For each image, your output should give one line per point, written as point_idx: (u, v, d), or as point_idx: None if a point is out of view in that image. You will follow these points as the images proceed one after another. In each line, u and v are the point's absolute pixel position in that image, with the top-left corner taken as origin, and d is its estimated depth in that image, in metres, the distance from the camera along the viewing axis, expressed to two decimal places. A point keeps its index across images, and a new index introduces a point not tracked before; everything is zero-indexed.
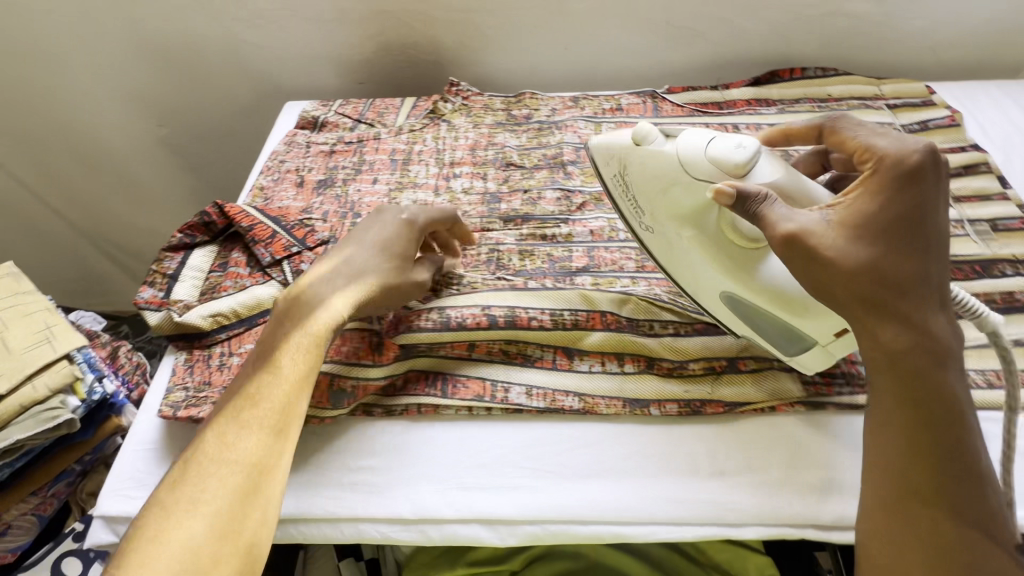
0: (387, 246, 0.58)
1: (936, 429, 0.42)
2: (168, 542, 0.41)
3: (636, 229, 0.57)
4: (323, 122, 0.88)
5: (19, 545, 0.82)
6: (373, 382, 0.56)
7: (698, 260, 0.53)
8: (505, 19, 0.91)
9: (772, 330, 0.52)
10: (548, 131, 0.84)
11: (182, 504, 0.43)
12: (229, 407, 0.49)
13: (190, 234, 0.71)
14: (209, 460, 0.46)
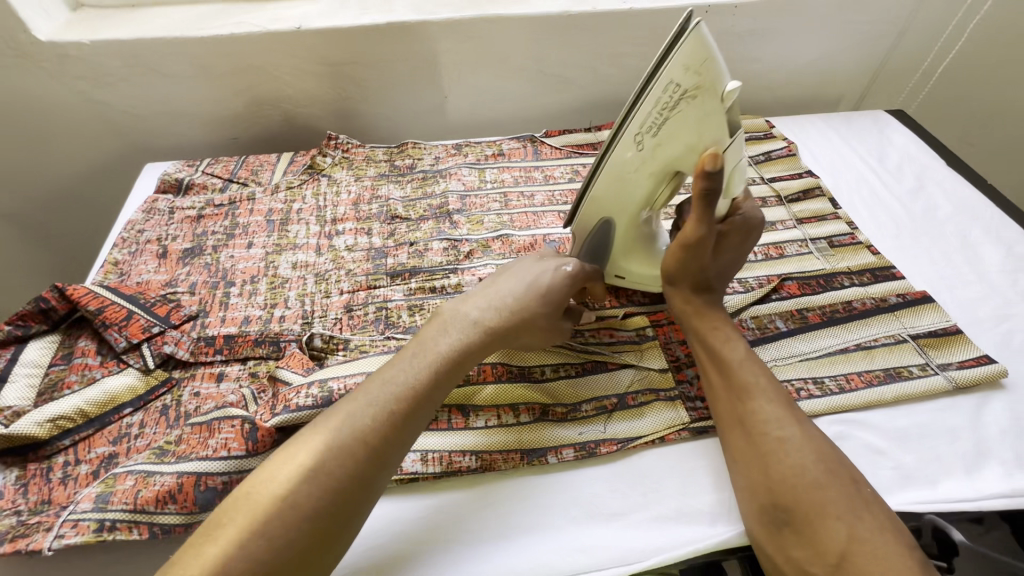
0: (550, 292, 0.57)
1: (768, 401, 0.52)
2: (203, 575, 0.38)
3: (631, 136, 0.54)
4: (188, 184, 0.81)
5: None
6: (247, 473, 0.50)
7: (644, 182, 0.58)
8: (382, 72, 0.92)
9: (606, 249, 0.64)
10: (433, 180, 0.84)
11: (251, 515, 0.40)
12: (335, 409, 0.46)
13: (23, 324, 0.62)
14: (281, 491, 0.41)
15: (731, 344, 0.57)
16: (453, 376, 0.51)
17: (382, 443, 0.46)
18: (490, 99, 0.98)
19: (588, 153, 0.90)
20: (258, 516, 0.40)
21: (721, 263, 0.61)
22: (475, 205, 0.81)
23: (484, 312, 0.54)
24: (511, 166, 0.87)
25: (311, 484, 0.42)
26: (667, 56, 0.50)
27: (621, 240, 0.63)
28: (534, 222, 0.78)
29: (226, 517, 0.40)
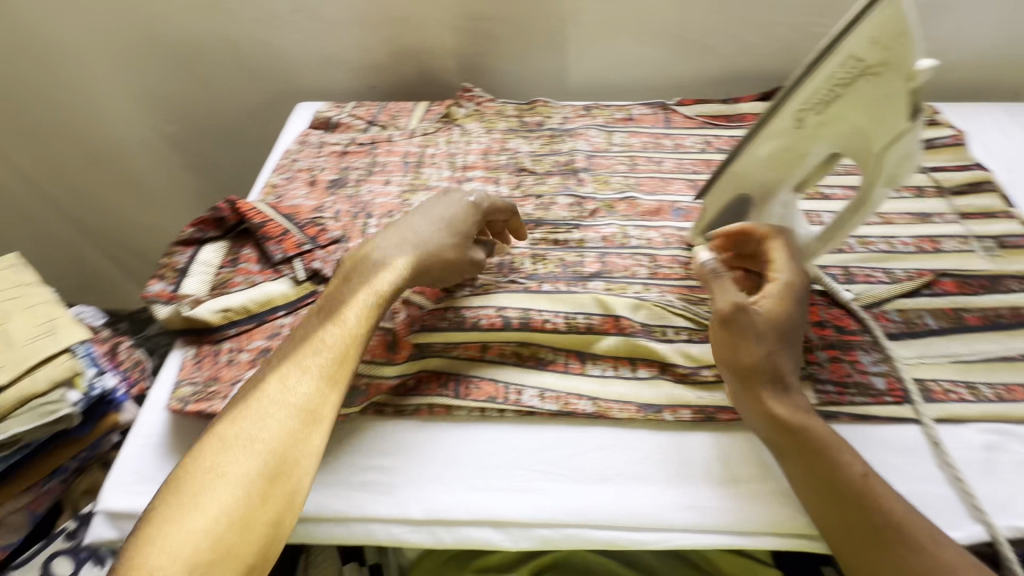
0: (455, 223, 0.61)
1: (812, 432, 0.48)
2: (193, 535, 0.40)
3: (791, 109, 0.53)
4: (336, 122, 0.88)
5: (7, 544, 0.78)
6: (385, 380, 0.56)
7: (792, 163, 0.55)
8: (520, 28, 0.93)
9: (736, 226, 0.62)
10: (561, 138, 0.85)
11: (197, 489, 0.42)
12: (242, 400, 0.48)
13: (202, 229, 0.71)
14: (224, 456, 0.44)
15: (766, 372, 0.51)
16: (356, 341, 0.52)
17: (310, 398, 0.48)
18: (622, 63, 0.97)
19: (723, 124, 0.86)
20: (209, 480, 0.43)
21: (771, 295, 0.54)
22: (601, 166, 0.80)
23: (376, 253, 0.57)
24: (640, 131, 0.85)
25: (257, 436, 0.45)
26: (851, 29, 0.46)
27: (754, 218, 0.60)
28: (661, 188, 0.77)
29: (172, 494, 0.42)
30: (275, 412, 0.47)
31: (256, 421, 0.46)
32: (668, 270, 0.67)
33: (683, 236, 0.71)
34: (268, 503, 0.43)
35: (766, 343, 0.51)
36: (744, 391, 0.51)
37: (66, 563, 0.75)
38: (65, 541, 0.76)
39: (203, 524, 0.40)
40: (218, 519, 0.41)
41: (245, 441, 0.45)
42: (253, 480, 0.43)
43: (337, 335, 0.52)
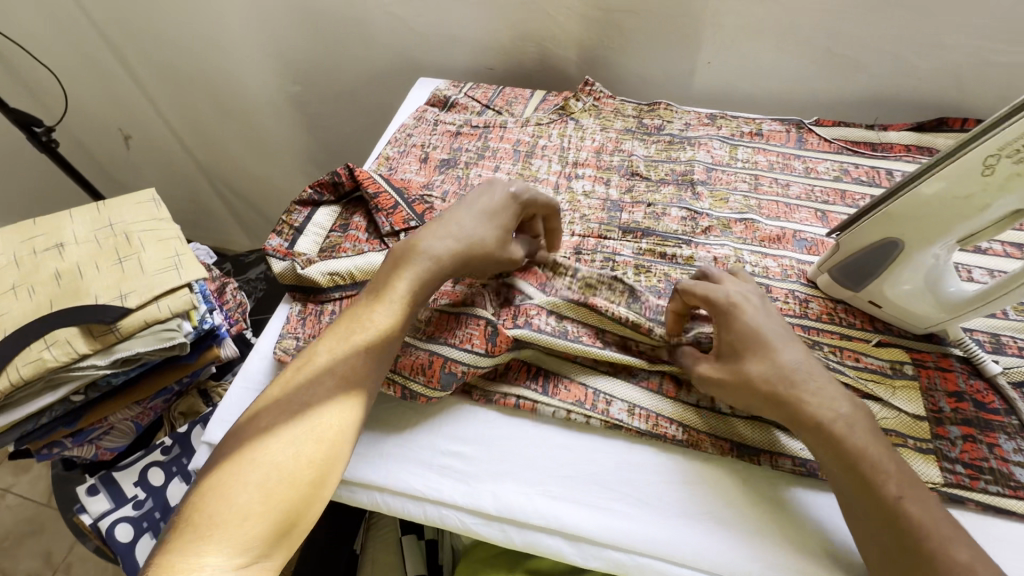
0: (497, 216, 0.58)
1: (900, 510, 0.42)
2: (247, 492, 0.42)
3: (975, 155, 0.46)
4: (453, 102, 0.89)
5: (116, 446, 0.89)
6: (480, 369, 0.56)
7: (959, 214, 0.49)
8: (651, 25, 0.88)
9: (871, 269, 0.57)
10: (680, 146, 0.80)
11: (253, 453, 0.44)
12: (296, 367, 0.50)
13: (319, 191, 0.73)
14: (275, 420, 0.46)
15: (827, 430, 0.46)
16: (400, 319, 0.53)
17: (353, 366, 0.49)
18: (757, 72, 0.90)
19: (865, 152, 0.78)
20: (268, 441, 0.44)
21: (736, 347, 0.51)
22: (721, 181, 0.75)
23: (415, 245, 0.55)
24: (768, 148, 0.79)
25: (306, 398, 0.47)
26: None
27: (896, 265, 0.55)
28: (785, 214, 0.71)
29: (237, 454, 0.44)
30: (335, 382, 0.48)
31: (319, 387, 0.48)
32: (783, 305, 0.62)
33: (804, 270, 0.65)
34: (323, 464, 0.45)
35: (759, 399, 0.49)
36: (821, 446, 0.47)
37: (160, 474, 0.86)
38: (162, 454, 0.87)
39: (256, 484, 0.42)
40: (271, 480, 0.42)
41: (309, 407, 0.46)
42: (309, 444, 0.45)
43: (384, 309, 0.52)
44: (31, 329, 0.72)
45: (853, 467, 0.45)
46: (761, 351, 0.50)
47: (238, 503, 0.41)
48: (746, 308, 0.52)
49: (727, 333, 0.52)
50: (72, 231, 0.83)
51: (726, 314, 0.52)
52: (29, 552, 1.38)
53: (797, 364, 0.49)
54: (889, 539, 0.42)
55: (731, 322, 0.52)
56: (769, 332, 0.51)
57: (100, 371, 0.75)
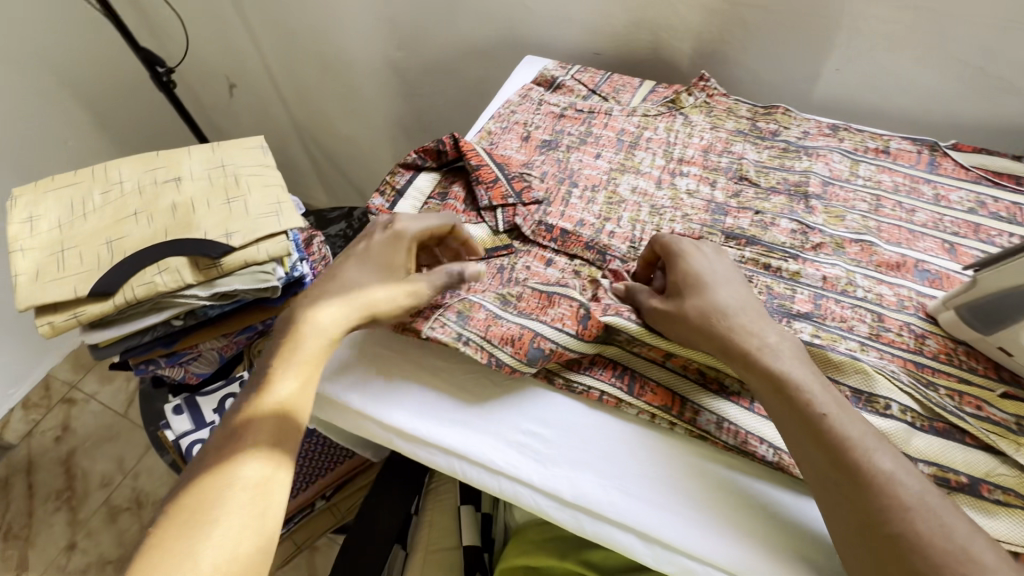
0: (379, 253, 0.60)
1: (864, 470, 0.43)
2: (234, 510, 0.42)
3: None
4: (560, 84, 0.88)
5: (202, 372, 0.95)
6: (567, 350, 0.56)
7: None
8: (780, 23, 0.83)
9: (1005, 317, 0.52)
10: (795, 154, 0.76)
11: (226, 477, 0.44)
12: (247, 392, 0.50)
13: (423, 157, 0.74)
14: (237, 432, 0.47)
15: (787, 385, 0.48)
16: (315, 367, 0.52)
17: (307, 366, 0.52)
18: (891, 84, 0.83)
19: (1007, 185, 0.71)
20: (196, 539, 0.40)
21: (676, 281, 0.56)
22: (838, 197, 0.71)
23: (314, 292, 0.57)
24: (894, 169, 0.73)
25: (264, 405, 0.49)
26: None
27: None
28: (907, 241, 0.66)
29: (155, 558, 0.39)
30: (259, 449, 0.46)
31: (235, 458, 0.45)
32: (895, 337, 0.58)
33: (924, 304, 0.61)
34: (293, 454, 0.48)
35: (698, 332, 0.52)
36: (776, 399, 0.48)
37: None
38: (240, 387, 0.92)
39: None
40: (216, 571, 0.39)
41: (228, 481, 0.44)
42: (248, 515, 0.43)
43: (293, 360, 0.51)
44: (147, 253, 0.77)
45: (814, 426, 0.46)
46: (694, 286, 0.54)
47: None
48: (692, 252, 0.57)
49: (671, 271, 0.57)
50: (188, 167, 0.87)
51: (674, 253, 0.57)
52: (105, 455, 1.52)
53: (735, 303, 0.54)
54: (858, 501, 0.42)
55: (675, 264, 0.57)
56: (705, 271, 0.56)
57: (200, 301, 0.80)
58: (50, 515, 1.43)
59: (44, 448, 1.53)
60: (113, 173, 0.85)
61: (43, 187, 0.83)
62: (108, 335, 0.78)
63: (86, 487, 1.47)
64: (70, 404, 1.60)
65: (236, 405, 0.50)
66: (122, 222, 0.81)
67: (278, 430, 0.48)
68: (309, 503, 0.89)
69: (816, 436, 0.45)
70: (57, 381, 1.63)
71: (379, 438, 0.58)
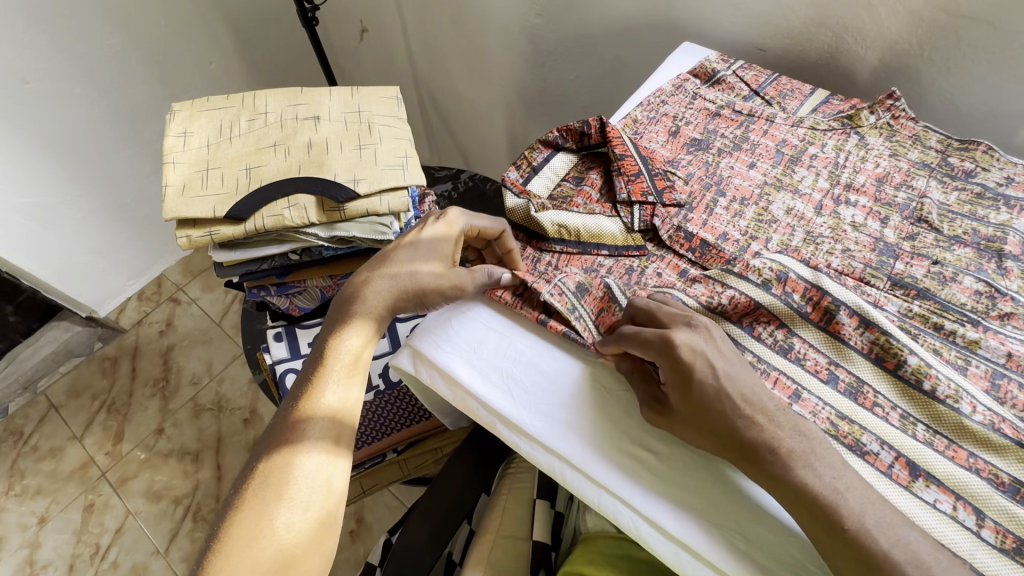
0: (432, 245, 0.64)
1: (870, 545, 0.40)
2: (301, 478, 0.49)
3: None
4: (719, 79, 0.80)
5: (304, 307, 0.98)
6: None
7: None
8: (1005, 43, 0.71)
9: None
10: (991, 202, 0.65)
11: (288, 454, 0.50)
12: (305, 376, 0.57)
13: (564, 136, 0.70)
14: (296, 413, 0.53)
15: (779, 470, 0.44)
16: (359, 363, 0.58)
17: (360, 351, 0.58)
18: None
19: None
20: (274, 505, 0.47)
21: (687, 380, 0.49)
22: None
23: (362, 276, 0.62)
24: None
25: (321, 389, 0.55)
26: None
27: None
28: None
29: (241, 516, 0.47)
30: (321, 431, 0.52)
31: (302, 437, 0.51)
32: None
33: None
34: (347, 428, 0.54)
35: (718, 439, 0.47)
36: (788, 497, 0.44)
37: None
38: None
39: (275, 543, 0.46)
40: (291, 538, 0.47)
41: (295, 458, 0.50)
42: (314, 486, 0.49)
43: (342, 356, 0.57)
44: (280, 186, 0.80)
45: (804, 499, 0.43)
46: (713, 399, 0.47)
47: (265, 566, 0.45)
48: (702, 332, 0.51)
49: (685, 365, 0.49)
50: (327, 107, 0.89)
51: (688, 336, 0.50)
52: (198, 356, 1.66)
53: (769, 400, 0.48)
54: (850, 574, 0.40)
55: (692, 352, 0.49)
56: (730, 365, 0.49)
57: (318, 241, 0.83)
58: (145, 399, 1.59)
59: (149, 338, 1.69)
60: (260, 102, 0.88)
61: (198, 106, 0.87)
62: (234, 256, 0.83)
63: (178, 382, 1.62)
64: (175, 304, 1.74)
65: (293, 395, 0.56)
66: (262, 151, 0.84)
67: (336, 417, 0.54)
68: (379, 453, 0.93)
69: (803, 508, 0.43)
70: (168, 280, 1.78)
71: (482, 420, 0.56)
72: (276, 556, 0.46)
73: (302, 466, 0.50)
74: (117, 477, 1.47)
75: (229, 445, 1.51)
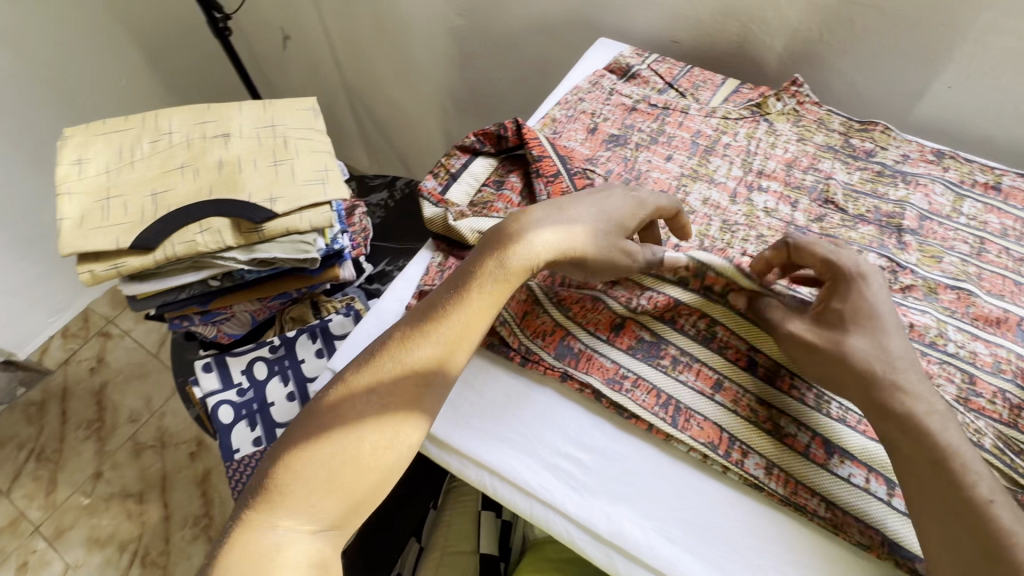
0: (620, 217, 0.55)
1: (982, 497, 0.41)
2: (360, 440, 0.45)
3: None
4: (634, 74, 0.81)
5: (234, 334, 0.95)
6: (599, 356, 0.55)
7: None
8: (893, 27, 0.74)
9: None
10: (890, 179, 0.68)
11: (357, 407, 0.47)
12: (410, 327, 0.51)
13: (482, 140, 0.70)
14: (385, 369, 0.49)
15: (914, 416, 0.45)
16: (465, 335, 0.51)
17: (471, 323, 0.51)
18: (1006, 112, 0.74)
19: None
20: (321, 452, 0.45)
21: (837, 313, 0.49)
22: (934, 234, 0.64)
23: (510, 223, 0.54)
24: (1004, 210, 0.65)
25: (416, 355, 0.49)
26: None
27: None
28: (1011, 294, 0.59)
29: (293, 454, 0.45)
30: (419, 370, 0.49)
31: (372, 399, 0.47)
32: (988, 405, 0.52)
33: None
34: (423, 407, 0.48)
35: (850, 376, 0.47)
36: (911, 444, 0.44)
37: (263, 368, 0.88)
38: (267, 351, 0.89)
39: (331, 473, 0.44)
40: (323, 492, 0.44)
41: (358, 421, 0.46)
42: (370, 452, 0.45)
43: (453, 321, 0.50)
44: (190, 210, 0.76)
45: (933, 461, 0.43)
46: (880, 328, 0.48)
47: (313, 491, 0.44)
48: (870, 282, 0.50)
49: (839, 300, 0.50)
50: (238, 123, 0.85)
51: (848, 283, 0.50)
52: (134, 392, 1.56)
53: (902, 355, 0.47)
54: (960, 530, 0.41)
55: (844, 292, 0.50)
56: (886, 308, 0.49)
57: (238, 265, 0.79)
58: (80, 443, 1.49)
59: (79, 377, 1.58)
60: (163, 122, 0.83)
61: (93, 129, 0.81)
62: (147, 288, 0.78)
63: (115, 420, 1.52)
64: (106, 338, 1.63)
65: (386, 343, 0.50)
66: (168, 174, 0.79)
67: (415, 390, 0.48)
68: None
69: (937, 468, 0.43)
70: (95, 313, 1.67)
71: None
72: (305, 503, 0.43)
73: (367, 432, 0.46)
74: (53, 529, 1.37)
75: (177, 481, 1.43)
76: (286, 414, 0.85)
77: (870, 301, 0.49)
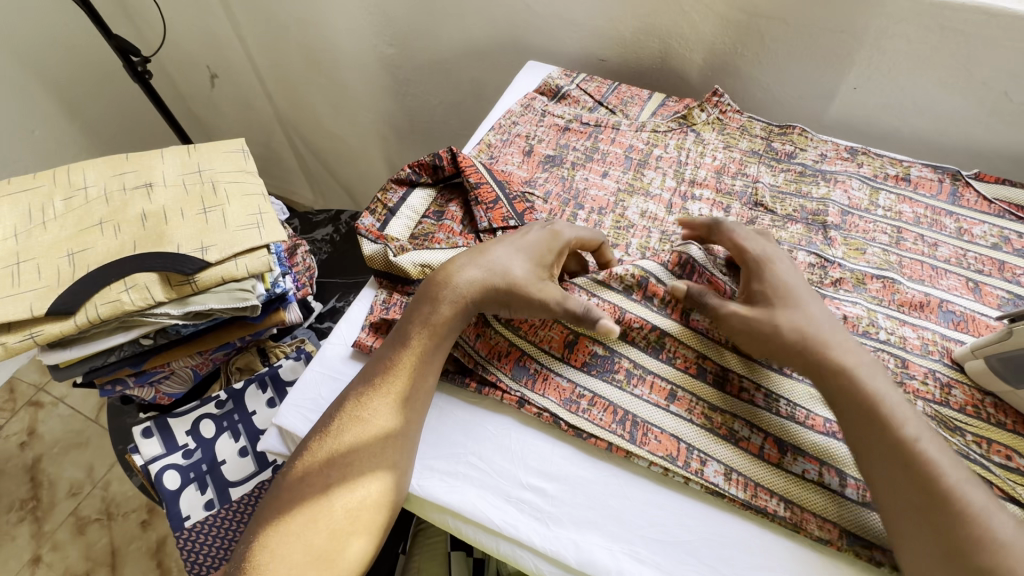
0: (542, 251, 0.56)
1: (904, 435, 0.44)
2: (326, 505, 0.46)
3: None
4: (564, 94, 0.83)
5: (174, 392, 0.90)
6: (555, 375, 0.55)
7: None
8: (798, 38, 0.79)
9: None
10: (812, 179, 0.72)
11: (319, 475, 0.47)
12: (360, 389, 0.52)
13: (418, 172, 0.70)
14: (339, 433, 0.49)
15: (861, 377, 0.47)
16: (413, 383, 0.52)
17: (415, 373, 0.52)
18: (907, 107, 0.79)
19: None
20: (296, 524, 0.45)
21: (760, 291, 0.53)
22: (857, 228, 0.67)
23: (447, 265, 0.56)
24: (915, 199, 0.70)
25: (370, 410, 0.50)
26: None
27: None
28: (930, 278, 0.63)
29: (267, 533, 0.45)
30: (376, 418, 0.50)
31: (332, 463, 0.48)
32: (920, 386, 0.54)
33: (949, 349, 0.57)
34: (384, 461, 0.49)
35: (787, 347, 0.50)
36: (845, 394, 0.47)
37: (210, 427, 0.81)
38: (215, 407, 0.82)
39: (310, 543, 0.44)
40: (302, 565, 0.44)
41: (327, 490, 0.47)
42: (341, 517, 0.46)
43: (400, 371, 0.52)
44: (114, 268, 0.71)
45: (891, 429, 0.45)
46: (794, 300, 0.52)
47: (296, 565, 0.43)
48: (778, 263, 0.55)
49: (758, 281, 0.54)
50: (161, 172, 0.81)
51: (758, 265, 0.54)
52: (74, 462, 1.41)
53: (825, 319, 0.51)
54: (935, 516, 0.41)
55: (762, 273, 0.54)
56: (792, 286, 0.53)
57: (171, 320, 0.74)
58: (12, 526, 1.31)
59: (8, 454, 1.41)
60: (77, 177, 0.78)
61: None
62: (70, 355, 0.72)
63: (52, 496, 1.35)
64: (36, 408, 1.49)
65: (339, 406, 0.52)
66: (86, 232, 0.74)
67: (371, 444, 0.49)
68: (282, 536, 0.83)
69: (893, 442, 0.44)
70: (22, 381, 1.53)
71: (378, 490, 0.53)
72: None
73: (337, 496, 0.47)
74: None
75: (128, 555, 1.28)
76: (239, 472, 0.78)
77: (783, 280, 0.54)
